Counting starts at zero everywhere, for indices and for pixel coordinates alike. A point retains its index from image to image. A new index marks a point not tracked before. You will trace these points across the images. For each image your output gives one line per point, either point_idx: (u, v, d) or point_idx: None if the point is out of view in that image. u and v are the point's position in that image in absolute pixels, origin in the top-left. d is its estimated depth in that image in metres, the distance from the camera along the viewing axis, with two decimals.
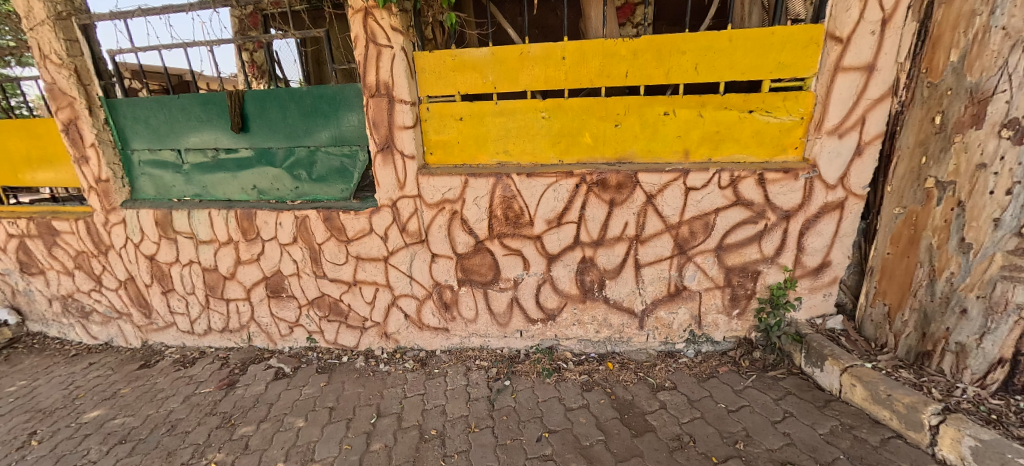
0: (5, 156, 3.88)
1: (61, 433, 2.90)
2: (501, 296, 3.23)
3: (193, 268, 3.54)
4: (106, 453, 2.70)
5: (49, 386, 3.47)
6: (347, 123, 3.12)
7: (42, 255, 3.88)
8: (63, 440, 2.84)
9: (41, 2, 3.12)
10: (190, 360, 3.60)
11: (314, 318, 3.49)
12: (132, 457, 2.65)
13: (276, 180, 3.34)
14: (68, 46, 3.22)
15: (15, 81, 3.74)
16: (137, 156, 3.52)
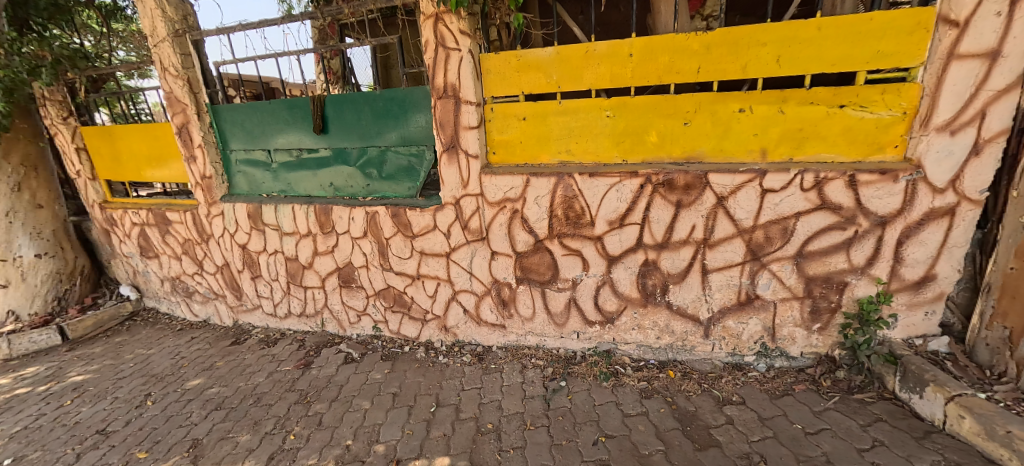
0: (131, 156, 4.51)
1: (170, 396, 3.34)
2: (558, 296, 3.22)
3: (277, 257, 3.90)
4: (205, 417, 3.06)
5: (160, 355, 4.01)
6: (415, 124, 3.27)
7: (158, 241, 4.49)
8: (172, 403, 3.26)
9: (163, 22, 3.59)
10: (273, 341, 3.97)
11: (380, 308, 3.71)
12: (226, 423, 2.99)
13: (350, 178, 3.58)
14: (183, 59, 3.68)
15: (139, 91, 4.33)
16: (234, 156, 3.93)
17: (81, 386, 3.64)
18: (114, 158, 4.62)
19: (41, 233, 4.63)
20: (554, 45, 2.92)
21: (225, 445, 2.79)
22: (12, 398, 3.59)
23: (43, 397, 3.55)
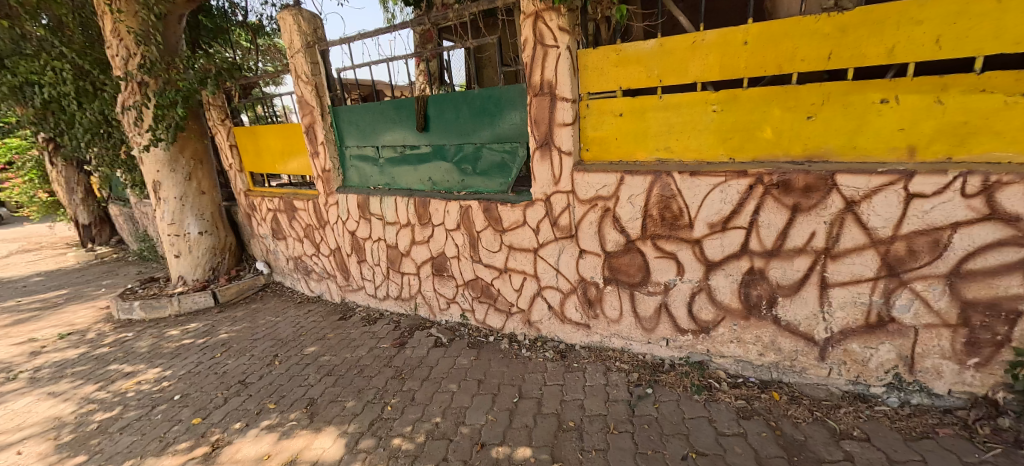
0: (270, 151, 5.27)
1: (293, 359, 3.87)
2: (648, 300, 3.08)
3: (380, 244, 4.27)
4: (320, 381, 3.50)
5: (285, 323, 4.65)
6: (509, 121, 3.34)
7: (286, 225, 5.25)
8: (294, 365, 3.78)
9: (299, 35, 4.13)
10: (373, 319, 4.38)
11: (467, 297, 3.88)
12: (335, 388, 3.37)
13: (447, 173, 3.78)
14: (312, 67, 4.19)
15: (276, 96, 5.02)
16: (349, 152, 4.38)
17: (228, 343, 4.38)
18: (257, 153, 5.47)
19: (203, 215, 5.66)
20: (658, 37, 2.77)
21: (333, 407, 3.16)
22: (181, 347, 4.44)
23: (201, 349, 4.33)
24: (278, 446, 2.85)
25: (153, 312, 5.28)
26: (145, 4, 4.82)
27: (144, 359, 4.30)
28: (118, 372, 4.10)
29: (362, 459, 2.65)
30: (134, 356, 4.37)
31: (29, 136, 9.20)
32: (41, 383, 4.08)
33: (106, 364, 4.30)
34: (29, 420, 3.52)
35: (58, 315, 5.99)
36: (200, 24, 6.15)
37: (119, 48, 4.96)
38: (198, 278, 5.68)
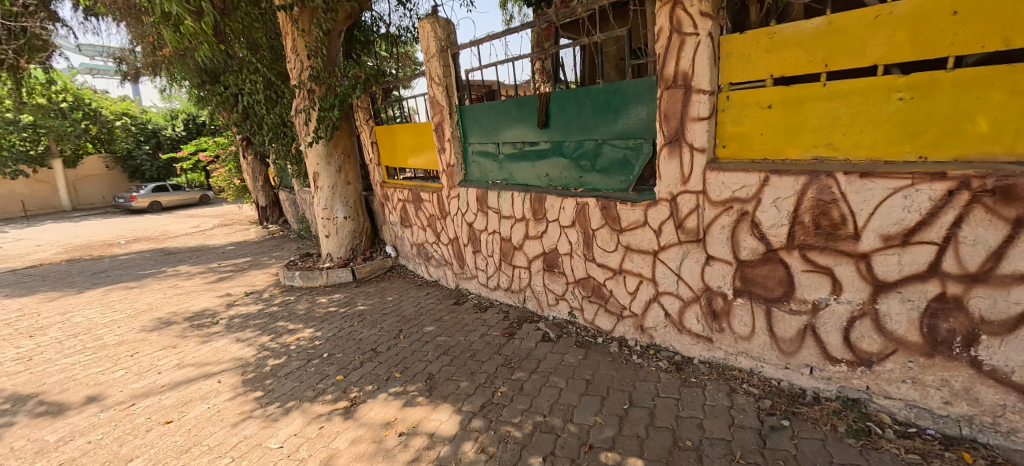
0: (402, 147, 5.73)
1: (415, 335, 4.16)
2: (790, 319, 2.66)
3: (494, 237, 4.38)
4: (437, 358, 3.70)
5: (408, 302, 5.03)
6: (633, 116, 3.16)
7: (412, 213, 5.67)
8: (415, 341, 4.06)
9: (434, 41, 4.43)
10: (484, 307, 4.51)
11: (577, 295, 3.77)
12: (451, 367, 3.54)
13: (565, 170, 3.71)
14: (444, 70, 4.45)
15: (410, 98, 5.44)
16: (471, 148, 4.55)
17: (362, 314, 4.88)
18: (392, 149, 5.99)
19: (348, 202, 6.36)
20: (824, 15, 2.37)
21: (449, 385, 3.31)
22: (328, 313, 5.07)
23: (343, 317, 4.89)
24: (402, 412, 3.07)
25: (309, 281, 6.06)
26: (316, 23, 5.57)
27: (302, 319, 4.98)
28: (284, 328, 4.81)
29: (474, 438, 2.73)
30: (294, 317, 5.10)
31: (230, 133, 11.39)
32: (232, 329, 4.96)
33: (274, 320, 5.08)
34: (226, 357, 4.29)
35: (242, 278, 7.26)
36: (352, 40, 7.14)
37: (295, 61, 5.83)
38: (341, 256, 6.36)
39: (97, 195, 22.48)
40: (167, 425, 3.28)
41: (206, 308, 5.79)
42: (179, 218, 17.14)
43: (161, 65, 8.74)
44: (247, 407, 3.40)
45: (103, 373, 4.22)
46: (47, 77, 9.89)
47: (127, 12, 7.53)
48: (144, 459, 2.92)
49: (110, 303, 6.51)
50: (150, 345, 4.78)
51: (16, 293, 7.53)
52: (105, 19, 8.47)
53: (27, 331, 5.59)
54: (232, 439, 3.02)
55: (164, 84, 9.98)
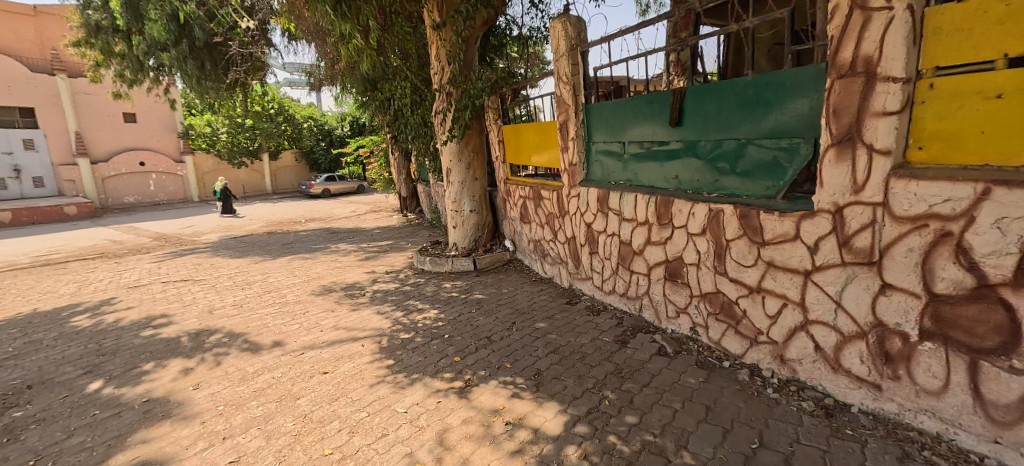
0: (526, 145, 5.78)
1: (526, 329, 4.14)
2: (1008, 380, 1.98)
3: (612, 240, 4.15)
4: (545, 355, 3.63)
5: (522, 296, 5.04)
6: (789, 112, 2.69)
7: (532, 210, 5.68)
8: (526, 334, 4.04)
9: (565, 40, 4.36)
10: (596, 311, 4.30)
11: (702, 311, 3.36)
12: (559, 366, 3.43)
13: (698, 172, 3.33)
14: (573, 68, 4.34)
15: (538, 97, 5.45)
16: (595, 147, 4.35)
17: (480, 302, 5.04)
18: (517, 147, 6.05)
19: (474, 195, 6.61)
20: None
21: (556, 384, 3.20)
22: (451, 297, 5.34)
23: (463, 302, 5.11)
24: (510, 402, 3.06)
25: (440, 267, 6.43)
26: (456, 31, 5.93)
27: (429, 300, 5.32)
28: (415, 306, 5.19)
29: (578, 443, 2.58)
30: (423, 297, 5.48)
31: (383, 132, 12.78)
32: (374, 301, 5.51)
33: (407, 298, 5.52)
34: (369, 325, 4.76)
35: (384, 258, 8.06)
36: (488, 42, 7.31)
37: (437, 67, 6.28)
38: (465, 246, 6.64)
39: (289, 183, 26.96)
40: (324, 375, 3.78)
41: (356, 281, 6.55)
42: (342, 203, 19.86)
43: (337, 77, 10.19)
44: (382, 371, 3.72)
45: (285, 325, 5.03)
46: (262, 89, 12.32)
47: (316, 34, 8.97)
48: (309, 399, 3.41)
49: (292, 268, 7.79)
50: (315, 306, 5.56)
51: (232, 254, 9.45)
52: (301, 41, 10.28)
53: (238, 284, 6.96)
54: (371, 396, 3.35)
55: (340, 94, 11.53)
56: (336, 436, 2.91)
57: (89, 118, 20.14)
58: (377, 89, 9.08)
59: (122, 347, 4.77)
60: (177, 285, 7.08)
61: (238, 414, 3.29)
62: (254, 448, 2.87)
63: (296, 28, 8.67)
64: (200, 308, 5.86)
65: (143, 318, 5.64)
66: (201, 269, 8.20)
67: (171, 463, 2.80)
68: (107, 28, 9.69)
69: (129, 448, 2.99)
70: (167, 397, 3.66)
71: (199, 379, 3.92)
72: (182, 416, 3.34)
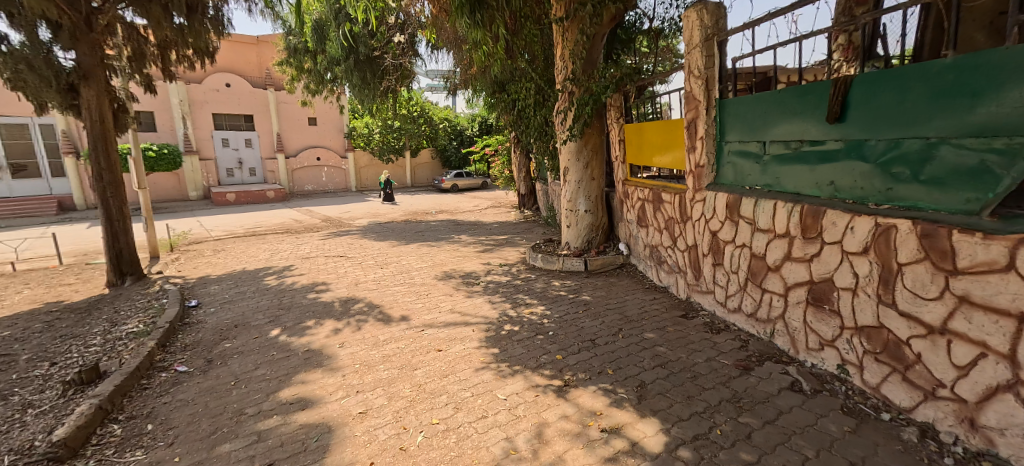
0: (648, 145, 5.41)
1: (634, 337, 3.86)
2: None
3: (742, 251, 3.64)
4: (652, 367, 3.31)
5: (632, 303, 4.72)
6: (1010, 102, 1.99)
7: (650, 214, 5.31)
8: (633, 343, 3.74)
9: (699, 30, 3.94)
10: (716, 329, 3.82)
11: (855, 347, 2.72)
12: (666, 382, 3.10)
13: (862, 178, 2.72)
14: (706, 61, 3.92)
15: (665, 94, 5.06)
16: (728, 147, 3.86)
17: (588, 304, 4.84)
18: (639, 146, 5.69)
19: (590, 195, 6.40)
20: None
21: (660, 401, 2.88)
22: (559, 295, 5.23)
23: (570, 302, 4.98)
24: (609, 409, 2.85)
25: (549, 264, 6.38)
26: (581, 29, 5.76)
27: (537, 296, 5.28)
28: (524, 300, 5.19)
29: None
30: (532, 292, 5.46)
31: (509, 132, 13.15)
32: (487, 291, 5.65)
33: (517, 291, 5.56)
34: (480, 312, 4.89)
35: (500, 251, 8.27)
36: (614, 39, 6.96)
37: (562, 67, 6.25)
38: (577, 246, 6.47)
39: (427, 178, 29.26)
40: (438, 352, 3.96)
41: (473, 270, 6.81)
42: (469, 198, 20.99)
43: (470, 82, 10.75)
44: (488, 357, 3.76)
45: (411, 302, 5.42)
46: (409, 94, 13.60)
47: (455, 42, 9.57)
48: (424, 371, 3.62)
49: (422, 253, 8.42)
50: (437, 289, 5.91)
51: (376, 237, 10.55)
52: (442, 50, 11.08)
53: (378, 263, 7.71)
54: (475, 378, 3.41)
55: (470, 96, 12.14)
56: (443, 408, 3.05)
57: (285, 122, 24.21)
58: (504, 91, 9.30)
59: (294, 304, 5.64)
60: (335, 259, 8.14)
61: (369, 374, 3.65)
62: (378, 405, 3.18)
63: (438, 39, 9.41)
64: (349, 280, 6.65)
65: (309, 283, 6.61)
66: (353, 247, 9.32)
67: (318, 404, 3.26)
68: (300, 49, 11.89)
69: (291, 386, 3.58)
70: (321, 350, 4.23)
71: (344, 339, 4.43)
72: (331, 367, 3.84)
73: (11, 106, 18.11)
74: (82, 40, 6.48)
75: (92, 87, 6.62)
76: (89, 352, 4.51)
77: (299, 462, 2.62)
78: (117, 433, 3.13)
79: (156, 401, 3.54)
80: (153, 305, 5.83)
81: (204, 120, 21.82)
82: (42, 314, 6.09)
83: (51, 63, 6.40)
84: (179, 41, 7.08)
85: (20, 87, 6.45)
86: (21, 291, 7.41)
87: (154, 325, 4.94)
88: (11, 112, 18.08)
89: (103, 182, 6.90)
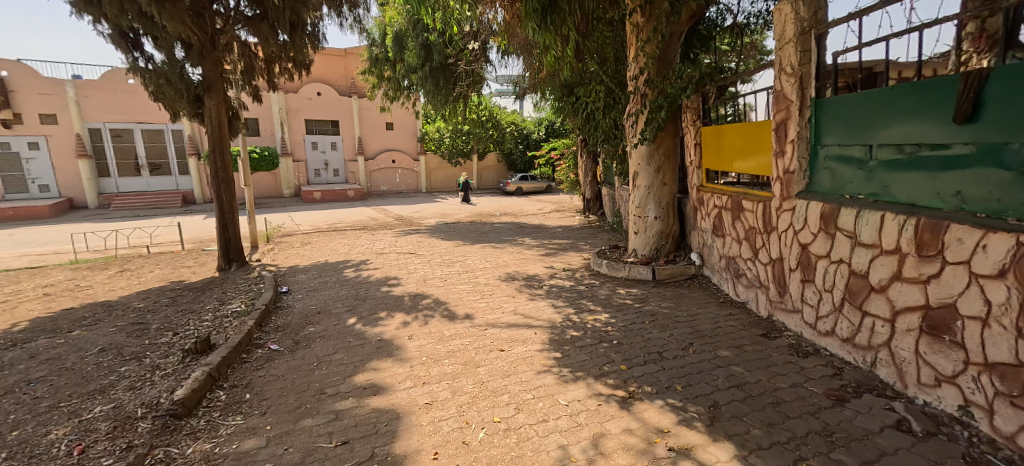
0: (729, 149, 5.05)
1: (707, 354, 3.59)
2: None
3: (839, 268, 3.26)
4: (727, 388, 3.05)
5: (705, 317, 4.40)
6: None
7: (728, 222, 4.95)
8: (705, 360, 3.48)
9: (794, 23, 3.62)
10: (803, 352, 3.45)
11: (984, 387, 2.31)
12: (743, 405, 2.83)
13: (999, 188, 2.29)
14: (802, 56, 3.58)
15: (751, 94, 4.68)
16: (825, 151, 3.48)
17: (655, 315, 4.58)
18: (717, 150, 5.32)
19: (661, 201, 6.11)
20: None
21: (737, 425, 2.63)
22: (624, 304, 5.01)
23: (636, 311, 4.74)
24: (678, 428, 2.65)
25: (615, 271, 6.16)
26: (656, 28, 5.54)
27: (601, 303, 5.10)
28: (587, 306, 5.03)
29: None
30: (596, 299, 5.28)
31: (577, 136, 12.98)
32: (550, 295, 5.56)
33: (580, 297, 5.41)
34: (543, 316, 4.80)
35: (564, 255, 8.14)
36: (693, 36, 6.59)
37: (634, 67, 6.05)
38: (644, 254, 6.19)
39: (493, 180, 29.63)
40: (500, 351, 3.93)
41: (536, 274, 6.74)
42: (533, 202, 20.98)
43: (539, 86, 10.71)
44: (549, 362, 3.67)
45: (476, 301, 5.45)
46: (479, 99, 13.85)
47: (525, 48, 9.60)
48: (487, 369, 3.59)
49: (486, 254, 8.49)
50: (500, 290, 5.91)
51: (443, 237, 10.79)
52: (513, 56, 11.18)
53: (444, 262, 7.87)
54: (537, 381, 3.33)
55: (538, 100, 12.12)
56: (505, 408, 3.00)
57: (365, 126, 25.66)
58: (573, 94, 9.15)
59: (369, 295, 5.90)
60: (406, 256, 8.44)
61: (434, 367, 3.69)
62: (443, 398, 3.19)
63: (509, 44, 9.49)
64: (419, 276, 6.84)
65: (382, 277, 6.89)
66: (421, 246, 9.61)
67: (388, 390, 3.34)
68: (381, 58, 12.51)
69: (365, 372, 3.70)
70: (392, 340, 4.35)
71: (413, 332, 4.54)
72: (400, 357, 3.94)
73: (152, 114, 20.64)
74: (208, 57, 7.28)
75: (214, 98, 7.47)
76: (203, 325, 5.02)
77: (369, 444, 2.70)
78: (222, 399, 3.43)
79: (253, 373, 3.84)
80: (253, 289, 6.38)
81: (297, 125, 23.71)
82: (167, 291, 6.90)
83: (184, 78, 7.20)
84: (282, 55, 7.79)
85: (158, 99, 7.28)
86: (152, 271, 8.44)
87: (253, 306, 5.39)
88: (151, 119, 20.63)
89: (219, 180, 7.72)
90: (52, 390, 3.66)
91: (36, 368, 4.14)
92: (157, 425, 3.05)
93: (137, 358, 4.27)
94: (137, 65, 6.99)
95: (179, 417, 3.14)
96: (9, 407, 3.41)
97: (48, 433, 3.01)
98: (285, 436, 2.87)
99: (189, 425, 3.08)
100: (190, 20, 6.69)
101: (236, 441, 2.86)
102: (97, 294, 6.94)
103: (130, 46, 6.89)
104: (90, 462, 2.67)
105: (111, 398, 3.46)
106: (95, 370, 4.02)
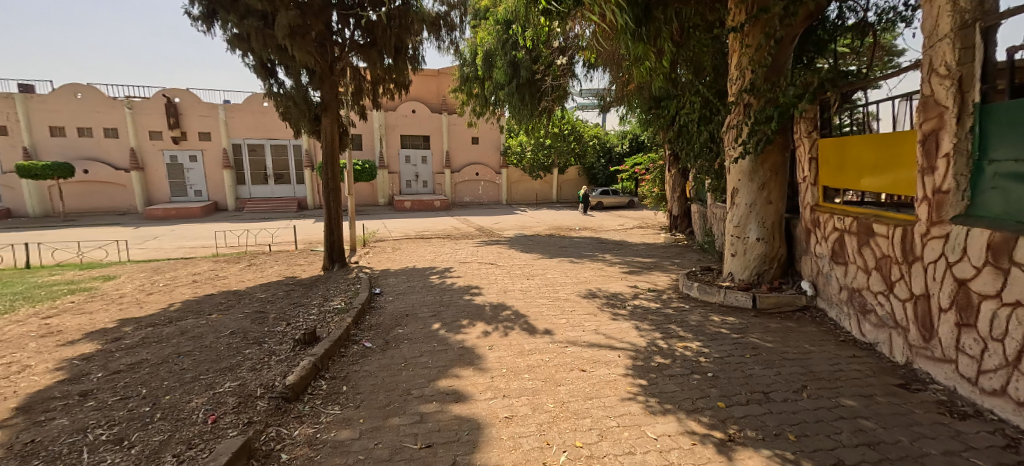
0: (853, 163, 4.41)
1: (828, 400, 3.08)
2: None
3: (1017, 312, 2.62)
4: (857, 444, 2.57)
5: (819, 357, 3.82)
6: None
7: (852, 249, 4.30)
8: (824, 408, 2.98)
9: (950, 17, 3.08)
10: (959, 413, 2.83)
11: None
12: None
13: None
14: (962, 54, 3.02)
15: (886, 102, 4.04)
16: (995, 168, 2.86)
17: (757, 349, 4.07)
18: (838, 166, 4.67)
19: (765, 222, 5.51)
20: None
21: None
22: (719, 334, 4.53)
23: (735, 342, 4.26)
24: None
25: (706, 295, 5.66)
26: (768, 32, 5.02)
27: (693, 330, 4.66)
28: (676, 332, 4.62)
29: None
30: (686, 325, 4.83)
31: (665, 150, 12.40)
32: (634, 316, 5.21)
33: (669, 321, 5.01)
34: (626, 338, 4.49)
35: (648, 275, 7.69)
36: (810, 37, 5.87)
37: (737, 78, 5.58)
38: (743, 279, 5.63)
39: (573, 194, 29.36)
40: (581, 372, 3.72)
41: (619, 292, 6.40)
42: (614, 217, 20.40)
43: (625, 99, 10.40)
44: (635, 389, 3.39)
45: (555, 317, 5.27)
46: (563, 114, 13.83)
47: (613, 60, 9.39)
48: (568, 389, 3.40)
49: (567, 268, 8.31)
50: (580, 306, 5.68)
51: (522, 249, 10.78)
52: (599, 70, 11.00)
53: (524, 274, 7.80)
54: (622, 408, 3.08)
55: (624, 113, 11.79)
56: (588, 433, 2.79)
57: (454, 141, 26.82)
58: (662, 107, 8.68)
59: (452, 302, 5.99)
60: (486, 266, 8.53)
61: (514, 380, 3.58)
62: (524, 413, 3.06)
63: (596, 58, 9.34)
64: (499, 287, 6.84)
65: (465, 285, 6.99)
66: (501, 257, 9.65)
67: (470, 399, 3.29)
68: (470, 76, 12.98)
69: (447, 378, 3.70)
70: (473, 349, 4.33)
71: (493, 343, 4.48)
72: (481, 367, 3.88)
73: (278, 131, 23.27)
74: (327, 81, 7.97)
75: (329, 117, 8.17)
76: (311, 319, 5.39)
77: (451, 451, 2.65)
78: (324, 388, 3.60)
79: (350, 367, 4.01)
80: (350, 288, 6.80)
81: (394, 140, 25.46)
82: (283, 285, 7.60)
83: (306, 99, 7.96)
84: (385, 77, 8.32)
85: (286, 118, 8.07)
86: (272, 267, 9.36)
87: (351, 304, 5.70)
88: (277, 136, 23.25)
89: (327, 188, 8.38)
90: (195, 363, 4.12)
91: (183, 343, 4.71)
92: (272, 406, 3.25)
93: (259, 342, 4.68)
94: (272, 90, 7.82)
95: (289, 400, 3.34)
96: (164, 374, 3.89)
97: (190, 400, 3.36)
98: (376, 432, 2.92)
99: (297, 409, 3.26)
100: (315, 50, 7.40)
101: (333, 430, 2.96)
102: (230, 283, 7.84)
103: (267, 74, 7.72)
104: (219, 432, 2.90)
105: (238, 376, 3.79)
106: (227, 350, 4.46)
